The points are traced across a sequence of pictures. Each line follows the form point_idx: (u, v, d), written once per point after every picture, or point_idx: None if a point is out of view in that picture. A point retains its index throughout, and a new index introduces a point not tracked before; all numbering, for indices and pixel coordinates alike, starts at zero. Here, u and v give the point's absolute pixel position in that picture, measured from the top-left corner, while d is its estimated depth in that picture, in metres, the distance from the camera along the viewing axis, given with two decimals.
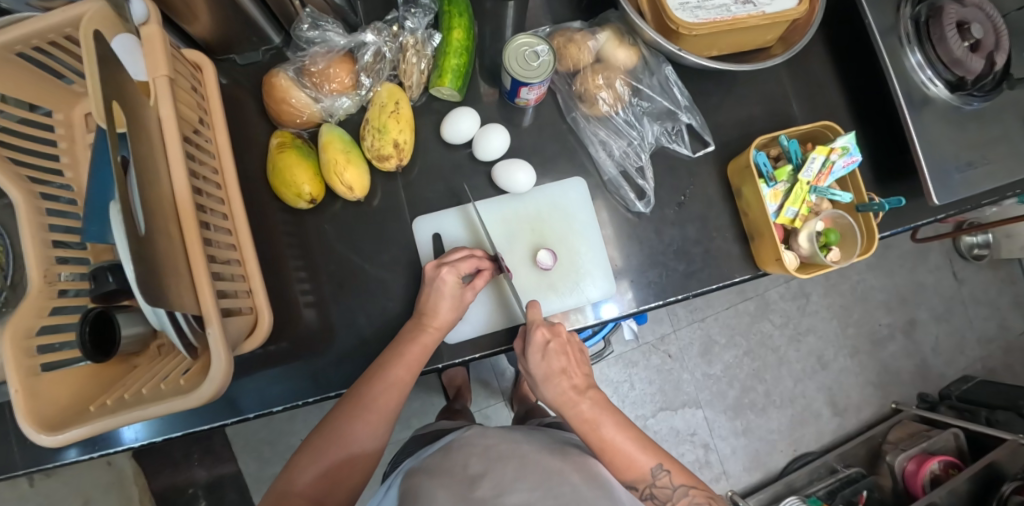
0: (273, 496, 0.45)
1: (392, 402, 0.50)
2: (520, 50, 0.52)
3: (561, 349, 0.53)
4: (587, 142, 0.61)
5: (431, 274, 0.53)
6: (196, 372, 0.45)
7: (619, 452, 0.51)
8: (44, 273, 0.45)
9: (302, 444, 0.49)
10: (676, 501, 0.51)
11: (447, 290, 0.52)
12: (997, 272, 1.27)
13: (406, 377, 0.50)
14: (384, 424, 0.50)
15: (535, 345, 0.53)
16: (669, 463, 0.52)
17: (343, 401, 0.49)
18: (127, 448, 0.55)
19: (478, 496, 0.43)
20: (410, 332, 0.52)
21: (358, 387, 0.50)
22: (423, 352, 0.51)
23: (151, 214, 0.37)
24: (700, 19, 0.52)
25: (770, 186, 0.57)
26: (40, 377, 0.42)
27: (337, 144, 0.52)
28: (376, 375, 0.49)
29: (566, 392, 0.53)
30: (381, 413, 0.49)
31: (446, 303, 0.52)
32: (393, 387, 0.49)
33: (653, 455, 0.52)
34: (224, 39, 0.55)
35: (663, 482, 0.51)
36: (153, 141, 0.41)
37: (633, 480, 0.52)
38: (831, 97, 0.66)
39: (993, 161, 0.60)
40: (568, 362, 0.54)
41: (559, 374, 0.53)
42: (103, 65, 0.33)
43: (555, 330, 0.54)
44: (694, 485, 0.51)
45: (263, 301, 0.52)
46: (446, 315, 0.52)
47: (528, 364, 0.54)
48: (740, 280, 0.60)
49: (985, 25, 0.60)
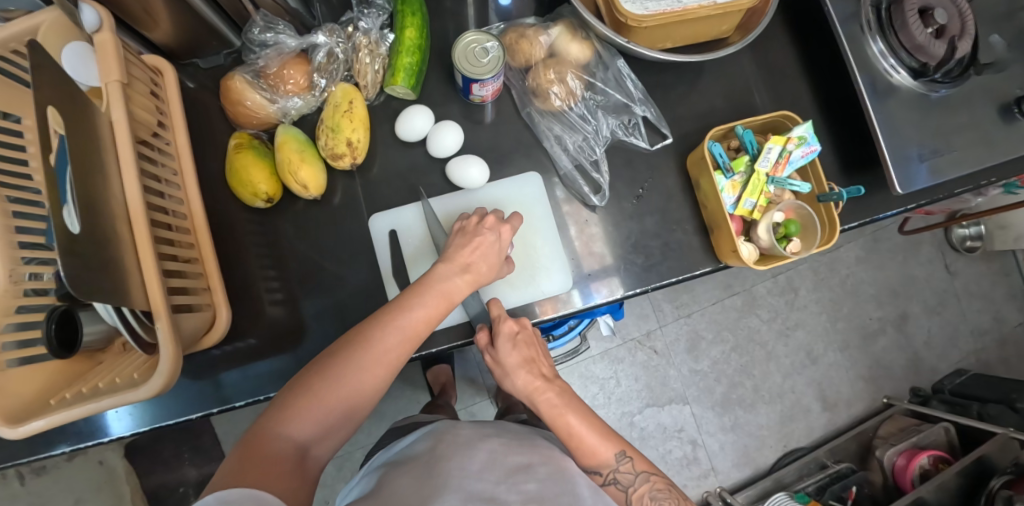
0: (255, 439, 0.40)
1: (399, 351, 0.46)
2: (469, 48, 0.53)
3: (529, 340, 0.53)
4: (542, 137, 0.61)
5: (490, 223, 0.53)
6: (148, 367, 0.47)
7: (585, 445, 0.50)
8: (9, 273, 0.45)
9: (280, 395, 0.43)
10: (638, 487, 0.51)
11: (495, 248, 0.53)
12: (991, 264, 1.24)
13: (423, 330, 0.48)
14: (387, 375, 0.46)
15: (504, 335, 0.52)
16: (632, 450, 0.51)
17: (351, 340, 0.45)
18: (112, 440, 0.56)
19: (443, 477, 0.44)
20: (433, 282, 0.49)
21: (370, 329, 0.45)
22: (444, 306, 0.49)
23: (88, 209, 0.37)
24: (650, 10, 0.51)
25: (727, 177, 0.57)
26: (6, 372, 0.44)
27: (293, 144, 0.53)
28: (392, 320, 0.46)
29: (536, 381, 0.51)
30: (390, 362, 0.46)
31: (490, 257, 0.52)
32: (407, 335, 0.47)
33: (616, 444, 0.51)
34: (187, 44, 0.56)
35: (626, 468, 0.51)
36: (101, 142, 0.42)
37: (596, 466, 0.51)
38: (795, 87, 0.66)
39: (957, 149, 0.59)
40: (534, 354, 0.53)
41: (524, 365, 0.52)
42: (36, 71, 0.34)
43: (522, 323, 0.54)
44: (656, 473, 0.52)
45: (222, 298, 0.53)
46: (485, 272, 0.52)
47: (496, 354, 0.52)
48: (702, 273, 0.60)
49: (949, 10, 0.59)
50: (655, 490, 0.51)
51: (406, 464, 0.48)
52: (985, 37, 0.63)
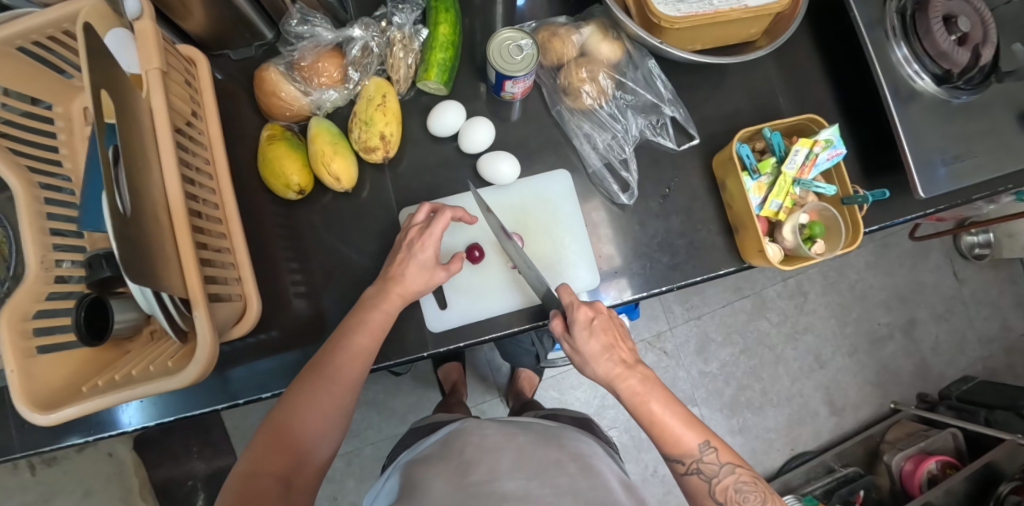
0: (239, 481, 0.44)
1: (355, 369, 0.49)
2: (504, 45, 0.53)
3: (606, 325, 0.51)
4: (571, 135, 0.62)
5: (409, 239, 0.53)
6: (183, 355, 0.47)
7: (669, 432, 0.48)
8: (42, 259, 0.45)
9: (256, 432, 0.47)
10: (722, 479, 0.48)
11: (420, 257, 0.52)
12: (998, 272, 1.25)
13: (371, 346, 0.50)
14: (348, 394, 0.49)
15: (580, 322, 0.51)
16: (716, 440, 0.49)
17: (307, 373, 0.48)
18: (131, 431, 0.55)
19: (475, 482, 0.43)
20: (374, 298, 0.51)
21: (322, 360, 0.48)
22: (386, 319, 0.51)
23: (138, 198, 0.38)
24: (683, 12, 0.52)
25: (753, 178, 0.58)
26: (36, 358, 0.43)
27: (325, 136, 0.54)
28: (339, 346, 0.49)
29: (616, 367, 0.50)
30: (346, 384, 0.48)
31: (414, 270, 0.52)
32: (356, 357, 0.49)
33: (699, 432, 0.49)
34: (219, 35, 0.56)
35: (710, 458, 0.48)
36: (143, 127, 0.42)
37: (679, 455, 0.49)
38: (818, 92, 0.66)
39: (979, 154, 0.60)
40: (614, 339, 0.51)
41: (604, 351, 0.50)
42: (91, 54, 0.34)
43: (597, 308, 0.52)
44: (742, 464, 0.48)
45: (252, 289, 0.53)
46: (412, 282, 0.52)
47: (574, 342, 0.51)
48: (726, 273, 0.61)
49: (972, 18, 0.60)
50: (741, 481, 0.48)
51: (436, 466, 0.48)
52: (1008, 45, 0.63)
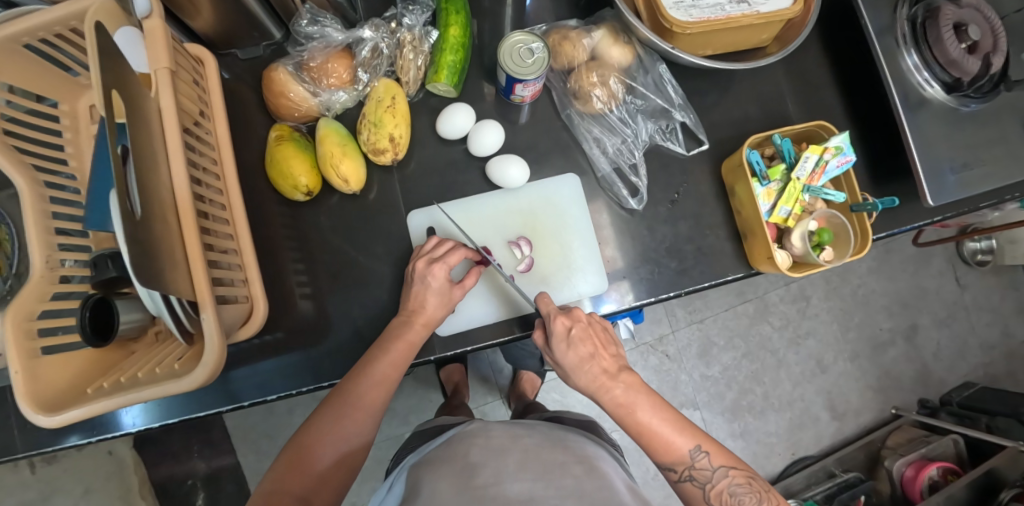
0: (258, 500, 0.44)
1: (379, 396, 0.49)
2: (515, 47, 0.53)
3: (585, 334, 0.51)
4: (581, 139, 0.62)
5: (421, 271, 0.53)
6: (190, 357, 0.46)
7: (658, 438, 0.48)
8: (46, 259, 0.45)
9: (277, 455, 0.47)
10: (716, 484, 0.48)
11: (435, 285, 0.52)
12: (1001, 278, 1.25)
13: (394, 374, 0.50)
14: (371, 418, 0.50)
15: (557, 334, 0.51)
16: (708, 444, 0.48)
17: (331, 398, 0.48)
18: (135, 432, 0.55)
19: (480, 485, 0.43)
20: (397, 329, 0.51)
21: (346, 383, 0.49)
22: (409, 348, 0.51)
23: (148, 199, 0.38)
24: (694, 17, 0.52)
25: (764, 184, 0.57)
26: (40, 359, 0.43)
27: (334, 137, 0.53)
28: (363, 373, 0.49)
29: (599, 377, 0.51)
30: (367, 409, 0.49)
31: (433, 300, 0.52)
32: (379, 383, 0.49)
33: (691, 437, 0.48)
34: (228, 35, 0.56)
35: (702, 464, 0.48)
36: (153, 127, 0.41)
37: (671, 463, 0.48)
38: (827, 98, 0.66)
39: (988, 162, 0.60)
40: (594, 347, 0.52)
41: (586, 361, 0.51)
42: (102, 55, 0.34)
43: (574, 316, 0.52)
44: (736, 466, 0.48)
45: (258, 290, 0.52)
46: (434, 311, 0.52)
47: (555, 354, 0.52)
48: (734, 279, 0.61)
49: (983, 26, 0.59)
50: (736, 484, 0.48)
51: (440, 469, 0.48)
52: (1017, 54, 0.63)
